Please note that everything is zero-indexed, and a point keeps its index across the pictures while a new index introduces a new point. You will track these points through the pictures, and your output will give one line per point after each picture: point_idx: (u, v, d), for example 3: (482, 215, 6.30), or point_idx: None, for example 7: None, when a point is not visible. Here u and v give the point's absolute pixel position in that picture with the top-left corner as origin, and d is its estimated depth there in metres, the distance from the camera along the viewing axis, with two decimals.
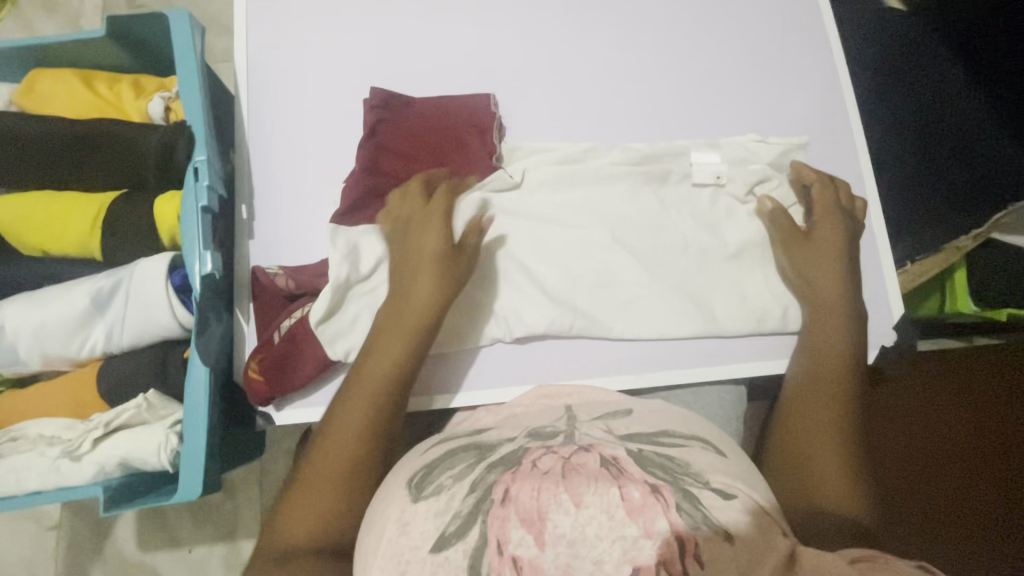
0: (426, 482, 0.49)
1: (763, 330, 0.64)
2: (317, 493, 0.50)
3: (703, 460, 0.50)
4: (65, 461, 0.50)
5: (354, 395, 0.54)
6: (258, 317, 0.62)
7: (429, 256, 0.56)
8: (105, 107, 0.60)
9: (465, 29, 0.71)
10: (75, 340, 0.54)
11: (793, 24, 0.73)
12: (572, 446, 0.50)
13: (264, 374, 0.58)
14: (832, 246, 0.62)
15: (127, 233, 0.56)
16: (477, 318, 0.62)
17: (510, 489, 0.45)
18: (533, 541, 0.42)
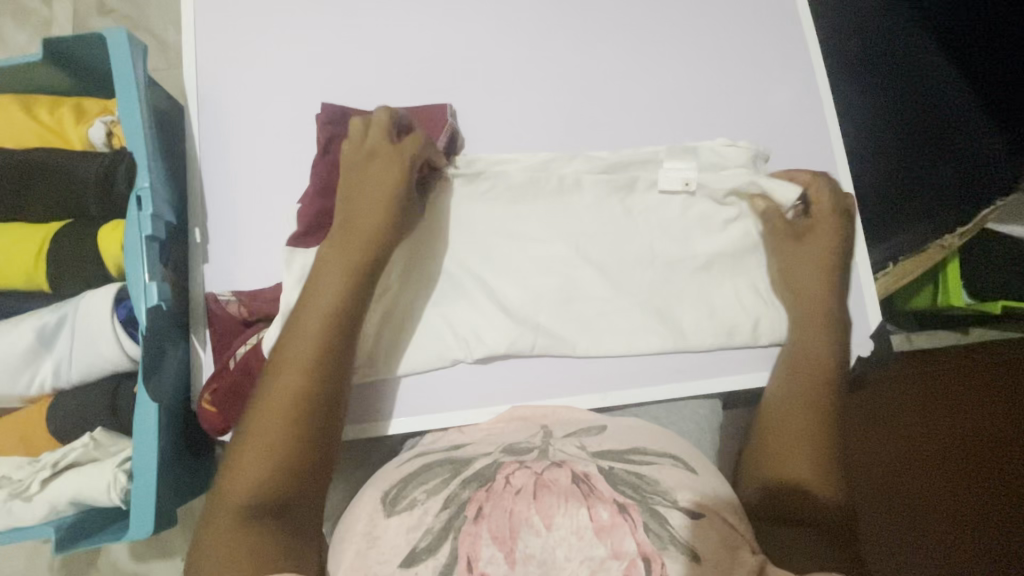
0: (399, 497, 0.49)
1: (732, 343, 0.63)
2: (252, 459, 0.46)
3: (671, 476, 0.50)
4: (14, 502, 0.50)
5: (286, 359, 0.50)
6: (213, 345, 0.60)
7: (380, 211, 0.54)
8: (47, 133, 0.58)
9: (425, 36, 0.69)
10: (23, 377, 0.53)
11: (767, 18, 0.70)
12: (544, 461, 0.50)
13: (218, 405, 0.57)
14: (821, 248, 0.61)
15: (72, 266, 0.55)
16: (430, 338, 0.61)
17: (484, 508, 0.46)
18: (503, 559, 0.43)
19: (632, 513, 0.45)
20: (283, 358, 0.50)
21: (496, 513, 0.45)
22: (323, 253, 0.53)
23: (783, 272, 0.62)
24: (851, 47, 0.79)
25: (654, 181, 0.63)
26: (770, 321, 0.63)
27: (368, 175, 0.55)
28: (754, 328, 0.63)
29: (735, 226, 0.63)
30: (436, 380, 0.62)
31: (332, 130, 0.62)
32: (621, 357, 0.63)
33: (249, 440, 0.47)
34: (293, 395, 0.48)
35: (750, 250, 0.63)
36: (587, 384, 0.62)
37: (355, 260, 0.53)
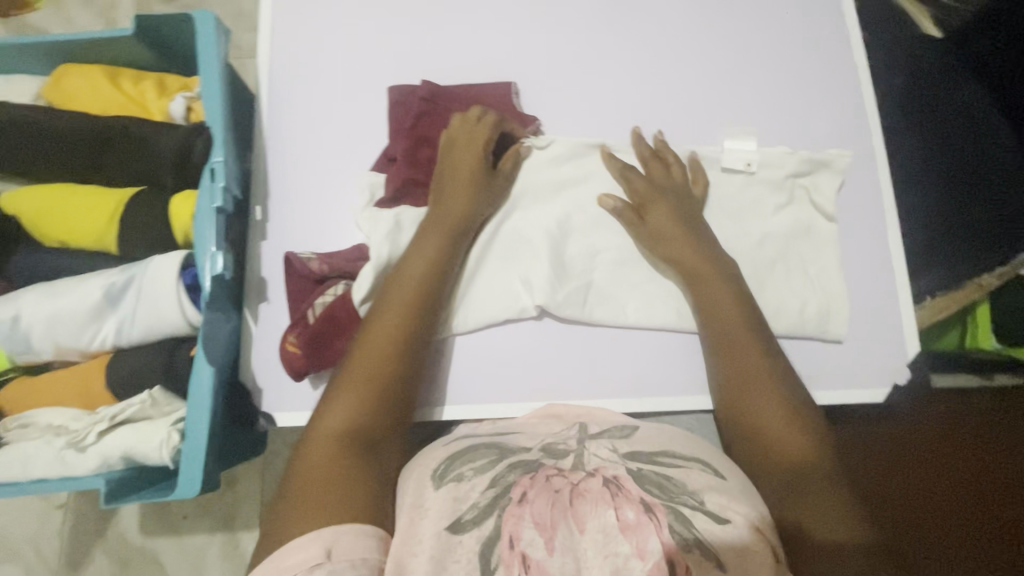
0: (447, 471, 0.50)
1: (780, 324, 0.63)
2: (346, 402, 0.52)
3: (700, 480, 0.49)
4: (70, 451, 0.52)
5: (381, 318, 0.56)
6: (289, 294, 0.62)
7: (465, 188, 0.61)
8: (128, 104, 0.61)
9: (487, 41, 0.71)
10: (87, 332, 0.55)
11: (817, 50, 0.71)
12: (580, 471, 0.50)
13: (302, 348, 0.59)
14: (670, 223, 0.62)
15: (142, 230, 0.57)
16: (491, 299, 0.63)
17: (528, 493, 0.48)
18: (542, 545, 0.45)
19: (658, 514, 0.46)
20: (375, 318, 0.56)
21: (539, 501, 0.47)
22: (422, 224, 0.61)
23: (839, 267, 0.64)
24: (898, 89, 0.81)
25: (717, 161, 0.67)
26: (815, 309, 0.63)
27: (453, 159, 0.62)
28: (802, 314, 0.63)
29: (785, 213, 0.66)
30: (477, 372, 0.63)
31: (405, 102, 0.66)
32: (658, 367, 0.63)
33: (344, 382, 0.53)
34: (384, 350, 0.54)
35: (803, 235, 0.65)
36: (621, 390, 0.63)
37: (448, 231, 0.60)
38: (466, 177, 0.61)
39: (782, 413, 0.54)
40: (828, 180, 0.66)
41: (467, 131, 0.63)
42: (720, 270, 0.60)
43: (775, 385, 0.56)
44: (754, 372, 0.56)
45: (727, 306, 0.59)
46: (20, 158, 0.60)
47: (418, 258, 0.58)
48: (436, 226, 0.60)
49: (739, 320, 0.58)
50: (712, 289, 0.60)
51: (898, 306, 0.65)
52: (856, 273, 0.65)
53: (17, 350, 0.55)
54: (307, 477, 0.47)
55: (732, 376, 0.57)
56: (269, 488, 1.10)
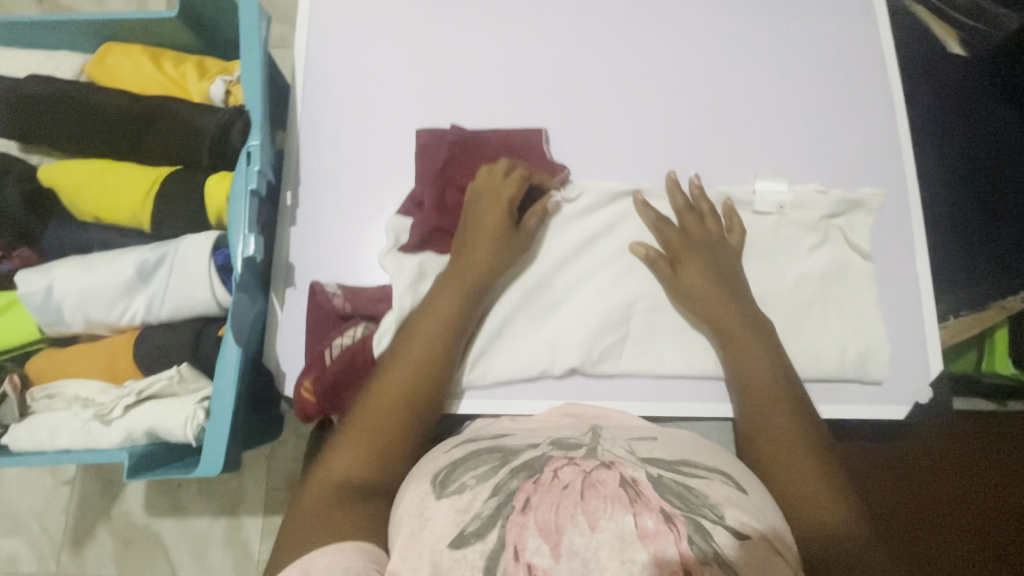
0: (448, 481, 0.48)
1: (818, 369, 0.62)
2: (352, 446, 0.52)
3: (720, 493, 0.47)
4: (96, 424, 0.52)
5: (397, 363, 0.56)
6: (311, 331, 0.62)
7: (486, 242, 0.60)
8: (168, 84, 0.62)
9: (522, 39, 0.72)
10: (117, 307, 0.56)
11: (853, 64, 0.71)
12: (593, 460, 0.48)
13: (321, 395, 0.59)
14: (702, 280, 0.61)
15: (176, 209, 0.58)
16: (522, 357, 0.62)
17: (531, 500, 0.44)
18: (548, 553, 0.41)
19: (677, 523, 0.43)
20: (394, 363, 0.56)
21: (544, 506, 0.44)
22: (441, 279, 0.60)
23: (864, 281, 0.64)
24: (930, 107, 0.81)
25: (750, 203, 0.66)
26: (838, 322, 0.63)
27: (479, 206, 0.62)
28: (842, 356, 0.62)
29: (820, 252, 0.65)
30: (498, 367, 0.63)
31: (433, 146, 0.65)
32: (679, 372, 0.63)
33: (352, 432, 0.53)
34: (396, 398, 0.54)
35: (830, 247, 0.65)
36: (642, 394, 0.63)
37: (466, 288, 0.59)
38: (489, 231, 0.60)
39: (810, 476, 0.50)
40: (861, 220, 0.65)
41: (494, 182, 0.62)
42: (751, 321, 0.59)
43: (803, 448, 0.52)
44: (784, 428, 0.54)
45: (766, 373, 0.57)
46: (60, 132, 0.61)
47: (440, 306, 0.58)
48: (460, 273, 0.59)
49: (767, 375, 0.57)
50: (749, 354, 0.58)
51: (924, 325, 0.64)
52: (884, 287, 0.65)
53: (48, 321, 0.56)
54: (299, 524, 0.47)
55: (757, 430, 0.55)
56: (275, 475, 1.10)
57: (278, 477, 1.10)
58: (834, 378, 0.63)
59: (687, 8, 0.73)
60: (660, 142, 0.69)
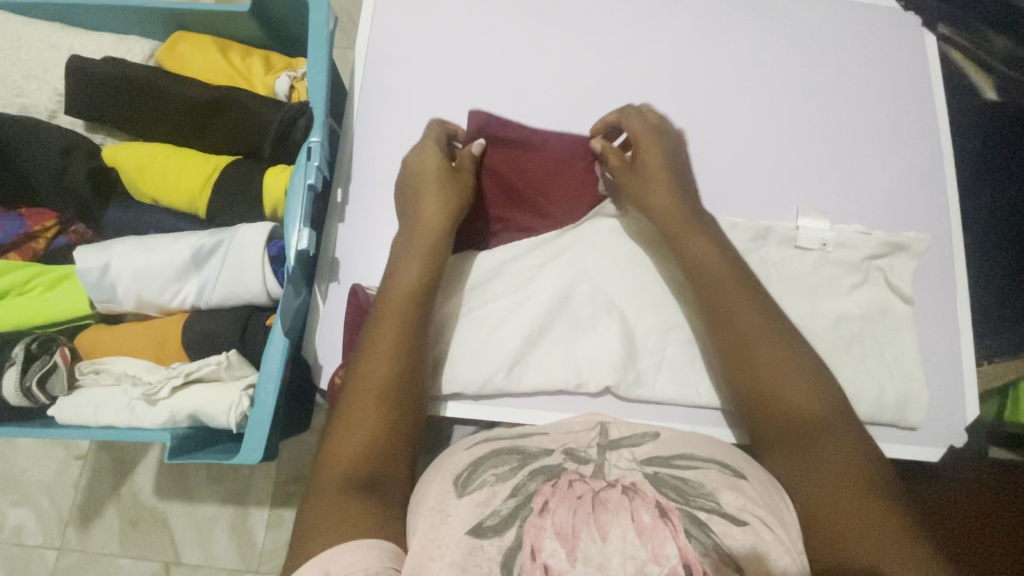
0: (470, 479, 0.46)
1: (856, 411, 0.62)
2: (354, 423, 0.49)
3: (716, 480, 0.45)
4: (141, 403, 0.53)
5: (378, 330, 0.54)
6: (346, 331, 0.61)
7: (440, 194, 0.60)
8: (234, 75, 0.64)
9: (577, 57, 0.73)
10: (170, 289, 0.57)
11: (901, 104, 0.72)
12: (601, 480, 0.46)
13: None
14: (709, 268, 0.57)
15: (235, 198, 0.59)
16: (552, 370, 0.62)
17: (550, 502, 0.44)
18: (564, 557, 0.41)
19: (673, 517, 0.43)
20: (370, 332, 0.54)
21: (561, 510, 0.43)
22: (401, 242, 0.59)
23: (907, 324, 0.64)
24: (975, 151, 0.81)
25: (793, 238, 0.66)
26: (875, 359, 0.63)
27: (418, 173, 0.62)
28: (880, 400, 0.62)
29: (859, 292, 0.65)
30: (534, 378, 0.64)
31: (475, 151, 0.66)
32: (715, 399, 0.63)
33: (344, 414, 0.50)
34: (383, 365, 0.52)
35: (869, 283, 0.65)
36: (674, 414, 0.63)
37: (429, 239, 0.58)
38: (436, 181, 0.61)
39: (848, 465, 0.46)
40: (903, 264, 0.65)
41: (422, 151, 0.63)
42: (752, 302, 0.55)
43: (832, 434, 0.48)
44: (804, 417, 0.50)
45: (776, 360, 0.52)
46: (128, 114, 0.62)
47: (413, 268, 0.57)
48: (420, 233, 0.59)
49: (776, 364, 0.52)
50: (757, 344, 0.53)
51: (960, 366, 0.64)
52: (920, 325, 0.65)
53: (101, 298, 0.57)
54: (315, 519, 0.44)
55: (773, 426, 0.51)
56: (285, 469, 1.09)
57: (287, 469, 1.09)
58: (873, 420, 0.62)
59: (741, 38, 0.74)
60: (708, 166, 0.69)
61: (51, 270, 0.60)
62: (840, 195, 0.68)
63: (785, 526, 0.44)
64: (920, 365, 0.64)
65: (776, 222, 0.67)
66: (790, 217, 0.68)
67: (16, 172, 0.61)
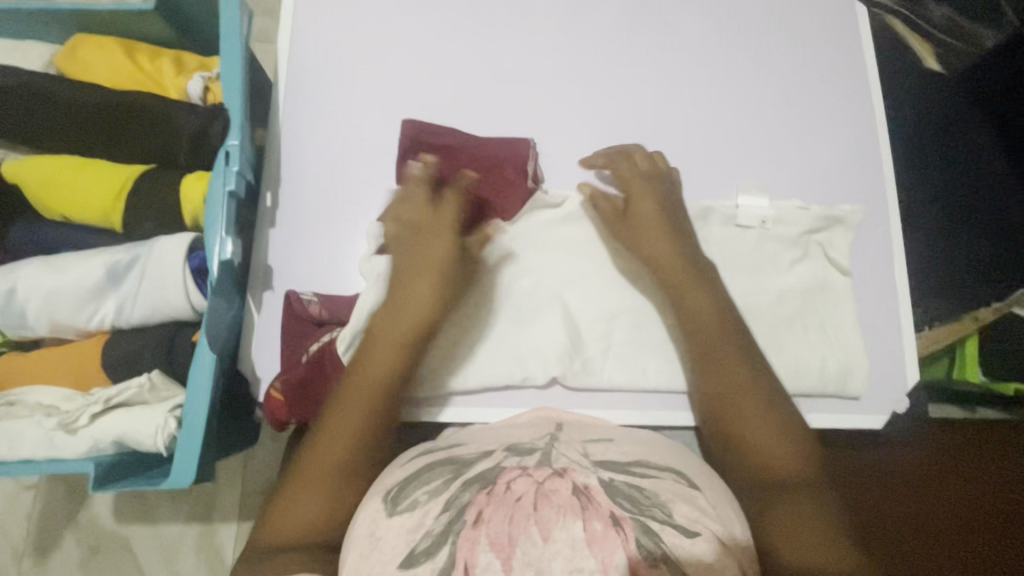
0: (401, 497, 0.47)
1: (800, 384, 0.63)
2: (303, 493, 0.49)
3: (670, 491, 0.46)
4: (60, 433, 0.50)
5: (345, 394, 0.53)
6: (284, 339, 0.60)
7: (433, 248, 0.58)
8: (144, 79, 0.60)
9: (510, 42, 0.71)
10: (85, 310, 0.54)
11: (835, 76, 0.72)
12: (547, 469, 0.46)
13: (287, 395, 0.57)
14: (696, 305, 0.58)
15: (148, 209, 0.56)
16: (498, 364, 0.61)
17: (484, 512, 0.43)
18: (499, 567, 0.40)
19: (626, 527, 0.42)
20: (340, 398, 0.53)
21: (497, 518, 0.42)
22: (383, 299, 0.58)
23: (847, 297, 0.65)
24: (911, 121, 0.82)
25: (733, 216, 0.66)
26: (816, 334, 0.64)
27: (412, 220, 0.60)
28: (822, 372, 0.63)
29: (800, 267, 0.65)
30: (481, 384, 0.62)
31: (412, 144, 0.65)
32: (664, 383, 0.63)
33: (297, 483, 0.50)
34: (349, 434, 0.51)
35: (808, 258, 0.66)
36: (625, 401, 0.62)
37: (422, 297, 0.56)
38: (428, 233, 0.58)
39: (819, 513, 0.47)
40: (841, 237, 0.66)
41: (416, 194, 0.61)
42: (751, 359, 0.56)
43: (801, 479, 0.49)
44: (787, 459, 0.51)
45: (755, 404, 0.54)
46: (29, 127, 0.58)
47: (391, 332, 0.55)
48: (404, 290, 0.56)
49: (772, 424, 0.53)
50: (742, 386, 0.55)
51: (900, 333, 0.65)
52: (860, 295, 0.66)
53: (11, 324, 0.54)
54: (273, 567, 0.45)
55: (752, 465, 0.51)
56: (249, 482, 1.06)
57: (252, 482, 1.06)
58: (818, 392, 0.63)
59: (674, 17, 0.73)
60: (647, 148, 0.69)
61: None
62: (779, 171, 0.69)
63: (737, 533, 0.45)
64: (861, 333, 0.65)
65: (715, 202, 0.67)
66: (731, 196, 0.68)
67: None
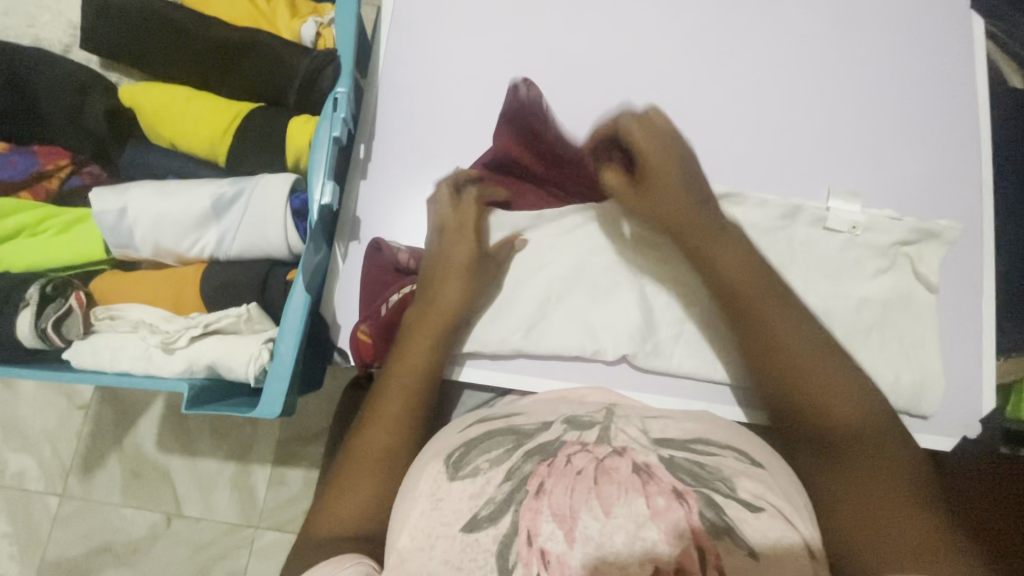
0: (462, 463, 0.47)
1: None
2: (357, 480, 0.51)
3: (734, 468, 0.46)
4: (160, 352, 0.52)
5: (393, 372, 0.56)
6: (367, 282, 0.61)
7: (470, 245, 0.60)
8: (259, 18, 0.62)
9: (612, 18, 0.70)
10: (188, 237, 0.56)
11: (944, 85, 0.69)
12: (606, 446, 0.46)
13: (374, 338, 0.59)
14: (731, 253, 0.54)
15: (255, 146, 0.57)
16: (567, 334, 0.61)
17: (545, 484, 0.43)
18: (562, 538, 0.41)
19: (689, 500, 0.42)
20: (388, 374, 0.56)
21: (558, 491, 0.43)
22: (427, 272, 0.60)
23: (931, 313, 0.63)
24: (1009, 141, 0.79)
25: (824, 218, 0.65)
26: (893, 346, 0.63)
27: (447, 214, 0.61)
28: (896, 386, 0.62)
29: (884, 278, 0.64)
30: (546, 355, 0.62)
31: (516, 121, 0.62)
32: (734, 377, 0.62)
33: (350, 470, 0.51)
34: (396, 416, 0.54)
35: (892, 268, 0.64)
36: (691, 389, 0.62)
37: (463, 279, 0.58)
38: (470, 230, 0.60)
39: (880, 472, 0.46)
40: (933, 251, 0.64)
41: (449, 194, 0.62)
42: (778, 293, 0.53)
43: (846, 417, 0.49)
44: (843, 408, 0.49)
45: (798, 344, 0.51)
46: (148, 54, 0.61)
47: (433, 311, 0.57)
48: (444, 267, 0.59)
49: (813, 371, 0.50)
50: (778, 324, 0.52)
51: (981, 355, 0.64)
52: (943, 313, 0.64)
53: (118, 242, 0.56)
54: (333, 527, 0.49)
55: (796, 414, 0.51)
56: (288, 428, 1.09)
57: (290, 429, 1.09)
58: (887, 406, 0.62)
59: (781, 10, 0.71)
60: (741, 139, 0.68)
61: (23, 202, 0.60)
62: (874, 176, 0.67)
63: (794, 508, 0.44)
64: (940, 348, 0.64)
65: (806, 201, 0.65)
66: (820, 197, 0.66)
67: (51, 121, 0.63)
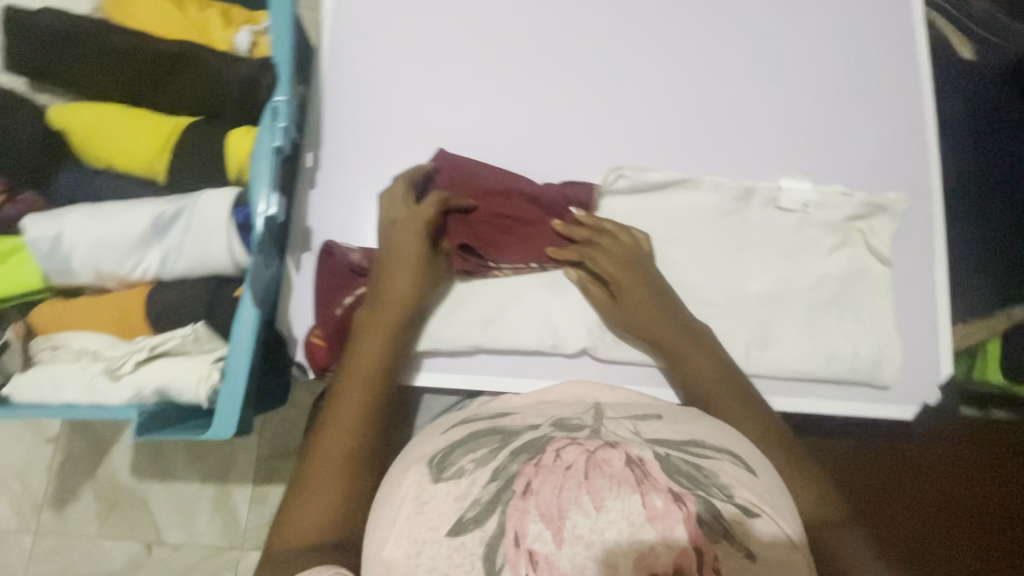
0: (446, 463, 0.46)
1: (832, 369, 0.63)
2: (319, 495, 0.49)
3: (732, 474, 0.45)
4: (104, 378, 0.51)
5: (348, 378, 0.55)
6: (320, 286, 0.60)
7: (418, 242, 0.58)
8: (191, 29, 0.60)
9: (556, 10, 0.70)
10: (131, 260, 0.54)
11: (885, 59, 0.70)
12: (596, 439, 0.45)
13: (329, 342, 0.59)
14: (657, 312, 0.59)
15: (195, 161, 0.56)
16: (528, 331, 0.61)
17: (532, 483, 0.41)
18: (550, 539, 0.39)
19: (688, 502, 0.40)
20: (342, 382, 0.55)
21: (545, 489, 0.41)
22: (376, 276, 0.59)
23: (886, 286, 0.64)
24: (954, 112, 0.80)
25: (776, 198, 0.65)
26: (852, 321, 0.64)
27: (393, 213, 0.59)
28: (856, 359, 0.63)
29: (840, 253, 0.65)
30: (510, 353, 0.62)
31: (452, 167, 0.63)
32: None
33: (312, 484, 0.50)
34: (355, 423, 0.53)
35: (846, 243, 0.65)
36: (656, 377, 0.62)
37: (412, 280, 0.57)
38: (417, 227, 0.59)
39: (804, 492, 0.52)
40: (884, 225, 0.65)
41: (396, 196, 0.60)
42: (703, 347, 0.59)
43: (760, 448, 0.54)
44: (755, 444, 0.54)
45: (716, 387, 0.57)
46: (77, 72, 0.59)
47: (383, 314, 0.57)
48: (394, 268, 0.58)
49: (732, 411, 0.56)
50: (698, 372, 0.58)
51: (939, 323, 0.65)
52: (898, 285, 0.65)
53: (57, 270, 0.55)
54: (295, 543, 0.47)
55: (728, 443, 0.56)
56: (266, 446, 1.07)
57: (268, 445, 1.07)
58: (847, 379, 0.63)
59: None
60: (691, 125, 0.68)
61: None
62: (823, 154, 0.68)
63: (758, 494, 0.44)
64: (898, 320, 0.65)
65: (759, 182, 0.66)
66: (773, 177, 0.67)
67: None
